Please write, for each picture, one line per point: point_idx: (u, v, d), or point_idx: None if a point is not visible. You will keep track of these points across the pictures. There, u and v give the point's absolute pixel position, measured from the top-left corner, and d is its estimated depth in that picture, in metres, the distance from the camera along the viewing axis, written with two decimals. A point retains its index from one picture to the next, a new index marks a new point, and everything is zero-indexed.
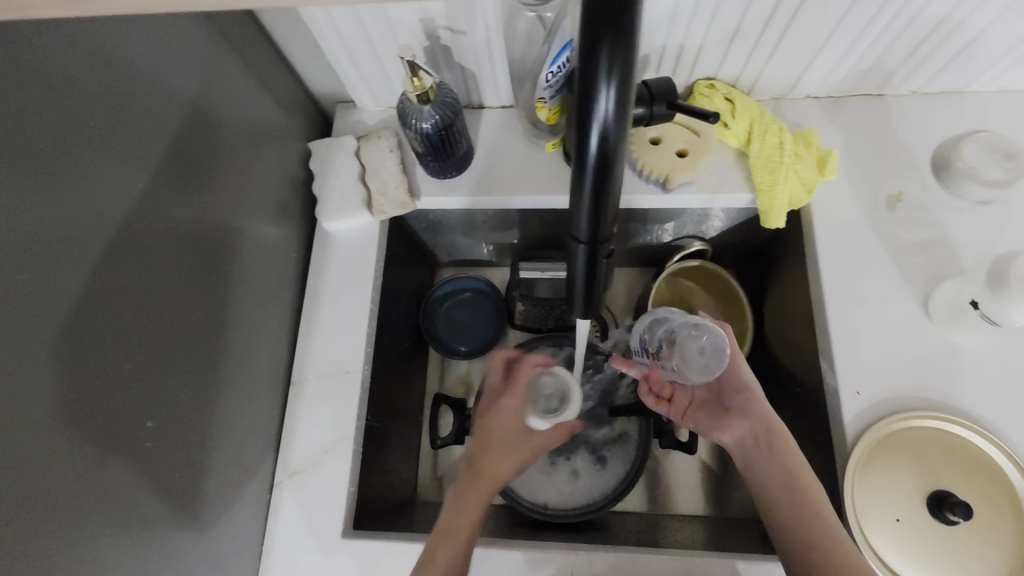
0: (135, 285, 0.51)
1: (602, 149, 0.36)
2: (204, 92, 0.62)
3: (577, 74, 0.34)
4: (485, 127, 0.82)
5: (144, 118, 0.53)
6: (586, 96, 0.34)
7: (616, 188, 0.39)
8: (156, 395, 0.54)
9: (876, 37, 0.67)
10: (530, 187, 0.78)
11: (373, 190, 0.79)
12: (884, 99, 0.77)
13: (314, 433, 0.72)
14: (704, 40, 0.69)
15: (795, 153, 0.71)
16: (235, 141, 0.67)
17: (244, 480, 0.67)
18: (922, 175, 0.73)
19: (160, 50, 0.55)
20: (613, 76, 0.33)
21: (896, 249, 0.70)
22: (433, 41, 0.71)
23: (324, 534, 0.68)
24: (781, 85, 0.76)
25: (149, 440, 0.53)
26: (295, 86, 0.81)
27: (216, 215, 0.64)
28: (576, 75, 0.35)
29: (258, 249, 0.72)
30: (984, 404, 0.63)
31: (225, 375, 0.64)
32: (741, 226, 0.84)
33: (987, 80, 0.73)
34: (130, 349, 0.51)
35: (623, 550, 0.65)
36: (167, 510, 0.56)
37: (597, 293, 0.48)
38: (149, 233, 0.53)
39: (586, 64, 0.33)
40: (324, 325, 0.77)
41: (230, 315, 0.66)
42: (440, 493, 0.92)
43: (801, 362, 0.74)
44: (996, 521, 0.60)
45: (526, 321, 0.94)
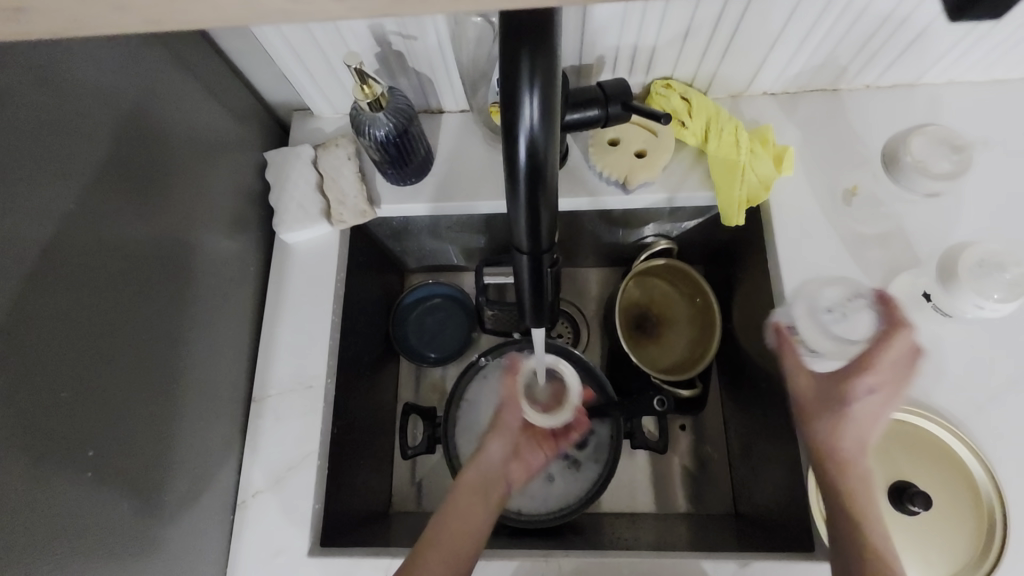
0: (73, 309, 0.49)
1: (532, 159, 0.35)
2: (144, 105, 0.59)
3: (499, 83, 0.34)
4: (445, 131, 0.81)
5: (75, 135, 0.51)
6: (511, 105, 0.33)
7: (551, 197, 0.38)
8: (103, 423, 0.52)
9: (826, 33, 0.67)
10: (491, 192, 0.78)
11: (332, 200, 0.78)
12: (839, 94, 0.78)
13: (278, 450, 0.71)
14: (657, 40, 0.68)
15: (752, 151, 0.71)
16: (183, 155, 0.65)
17: (206, 502, 0.66)
18: (877, 168, 0.74)
19: (89, 64, 0.53)
20: (535, 85, 0.32)
21: (853, 243, 0.70)
22: (385, 47, 0.69)
23: (291, 553, 0.67)
24: (737, 83, 0.76)
25: (97, 469, 0.51)
26: (248, 96, 0.79)
27: (164, 232, 0.62)
28: (500, 85, 0.34)
29: (213, 264, 0.70)
30: (941, 394, 0.64)
31: (180, 396, 0.63)
32: (705, 224, 0.84)
33: (937, 72, 0.74)
34: (69, 376, 0.49)
35: (594, 554, 0.64)
36: (120, 540, 0.54)
37: (545, 302, 0.47)
38: (85, 254, 0.51)
39: (507, 73, 0.32)
40: (286, 339, 0.76)
41: (184, 334, 0.64)
42: (414, 503, 0.91)
43: (766, 358, 0.75)
44: (957, 508, 0.61)
45: (496, 325, 0.94)
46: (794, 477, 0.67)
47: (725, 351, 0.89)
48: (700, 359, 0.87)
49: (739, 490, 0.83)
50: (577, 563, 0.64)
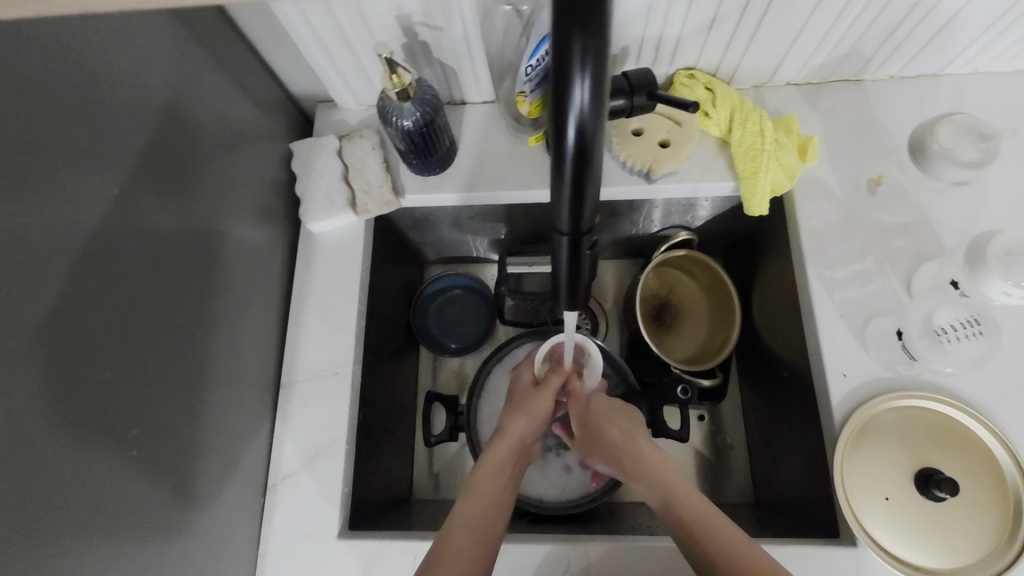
0: (115, 292, 0.51)
1: (580, 140, 0.36)
2: (179, 95, 0.61)
3: (550, 65, 0.35)
4: (468, 122, 0.82)
5: (116, 122, 0.52)
6: (562, 87, 0.35)
7: (596, 178, 0.39)
8: (141, 403, 0.54)
9: (851, 23, 0.67)
10: (515, 182, 0.78)
11: (357, 189, 0.79)
12: (863, 84, 0.78)
13: (306, 436, 0.72)
14: (683, 30, 0.69)
15: (776, 140, 0.71)
16: (214, 144, 0.67)
17: (236, 485, 0.67)
18: (902, 158, 0.73)
19: (129, 53, 0.54)
20: (588, 67, 0.33)
21: (877, 232, 0.70)
22: (412, 38, 0.70)
23: (319, 536, 0.68)
24: (761, 73, 0.76)
25: (136, 450, 0.53)
26: (274, 88, 0.80)
27: (197, 220, 0.63)
28: (551, 67, 0.35)
29: (242, 253, 0.71)
30: (966, 382, 0.64)
31: (211, 382, 0.64)
32: (726, 214, 0.84)
33: (962, 62, 0.74)
34: (111, 357, 0.50)
35: (617, 540, 0.65)
36: (158, 521, 0.55)
37: (582, 283, 0.49)
38: (127, 240, 0.52)
39: (560, 56, 0.33)
40: (312, 327, 0.77)
41: (215, 320, 0.65)
42: (435, 491, 0.92)
43: (787, 347, 0.75)
44: (983, 496, 0.61)
45: (516, 316, 0.94)
46: (816, 464, 0.67)
47: (745, 342, 0.90)
48: (718, 351, 0.87)
49: (758, 479, 0.84)
50: (602, 548, 0.65)
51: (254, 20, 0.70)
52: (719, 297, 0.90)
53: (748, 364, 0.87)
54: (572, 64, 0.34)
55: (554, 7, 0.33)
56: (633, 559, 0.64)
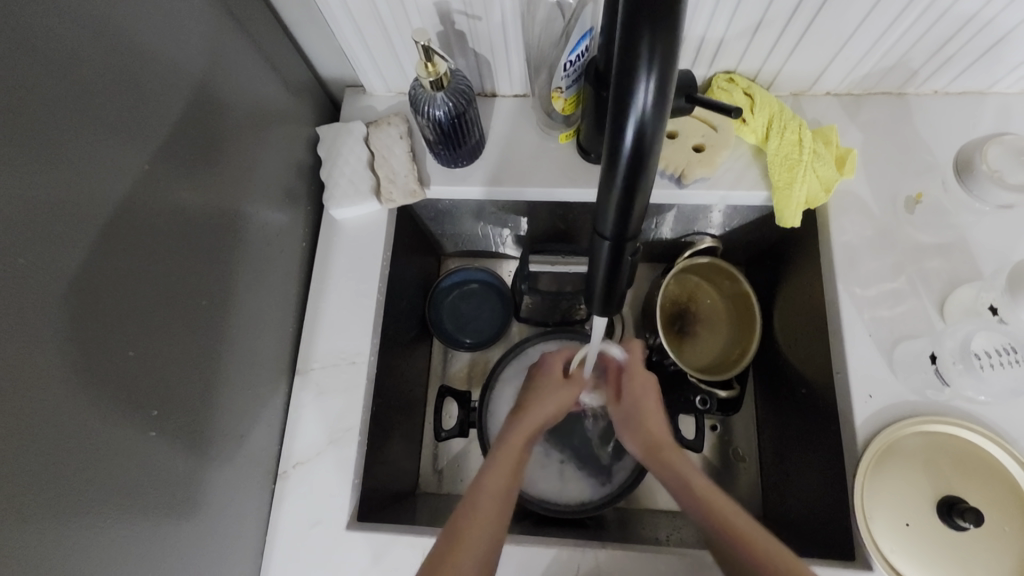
0: (140, 270, 0.50)
1: (638, 143, 0.35)
2: (210, 73, 0.60)
3: (615, 63, 0.34)
4: (497, 116, 0.81)
5: (149, 97, 0.51)
6: (626, 88, 0.34)
7: (649, 181, 0.38)
8: (159, 385, 0.53)
9: (902, 34, 0.65)
10: (542, 179, 0.77)
11: (383, 177, 0.78)
12: (905, 98, 0.76)
13: (318, 424, 0.72)
14: (726, 33, 0.67)
15: (814, 151, 0.70)
16: (242, 120, 0.66)
17: (246, 469, 0.66)
18: (943, 177, 0.72)
19: (166, 28, 0.53)
20: (654, 67, 0.33)
21: (912, 250, 0.69)
22: (448, 26, 0.69)
23: (327, 524, 0.68)
24: (801, 80, 0.74)
25: (154, 430, 0.52)
26: (304, 71, 0.79)
27: (221, 199, 0.62)
28: (614, 67, 0.35)
29: (264, 236, 0.70)
30: (996, 411, 0.62)
31: (227, 365, 0.63)
32: (754, 224, 0.83)
33: (1011, 81, 0.72)
34: (133, 336, 0.50)
35: (627, 549, 0.64)
36: (169, 503, 0.55)
37: (618, 290, 0.47)
38: (151, 216, 0.52)
39: (627, 54, 0.33)
40: (329, 315, 0.76)
41: (235, 303, 0.65)
42: (441, 485, 0.91)
43: (810, 364, 0.73)
44: (1007, 529, 0.60)
45: (532, 314, 0.93)
46: (834, 483, 0.66)
47: (764, 354, 0.88)
48: (739, 360, 0.86)
49: (769, 493, 0.82)
50: (612, 555, 0.64)
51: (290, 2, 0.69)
52: (740, 306, 0.89)
53: (766, 377, 0.86)
54: (639, 63, 0.34)
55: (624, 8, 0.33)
56: (643, 569, 0.63)
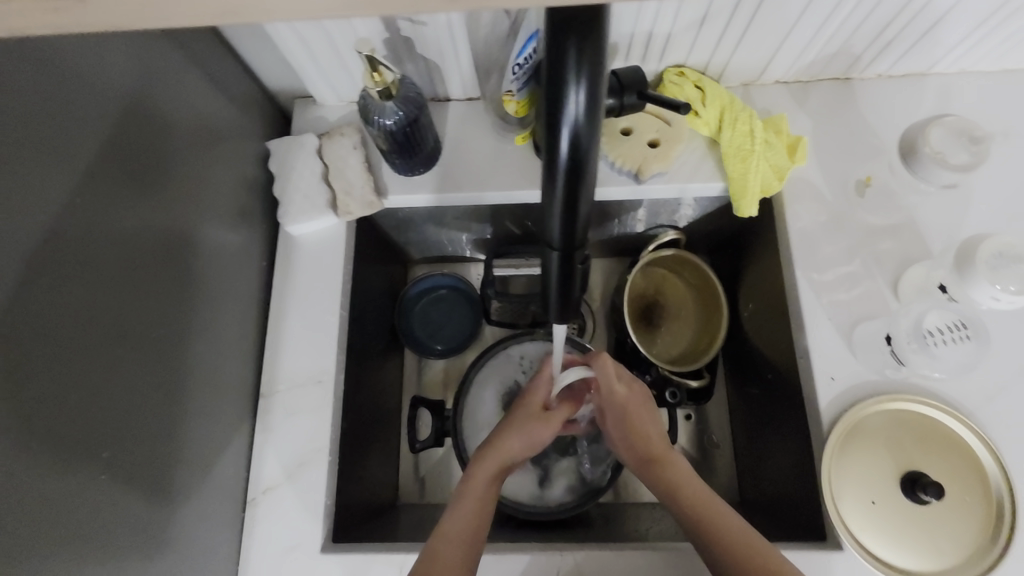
0: (80, 307, 0.48)
1: (573, 152, 0.35)
2: (147, 95, 0.57)
3: (544, 71, 0.34)
4: (452, 120, 0.79)
5: (78, 125, 0.49)
6: (556, 98, 0.34)
7: (589, 188, 0.38)
8: (111, 424, 0.51)
9: (843, 21, 0.66)
10: (501, 182, 0.76)
11: (338, 190, 0.76)
12: (851, 83, 0.77)
13: (287, 446, 0.70)
14: (673, 27, 0.67)
15: (766, 141, 0.71)
16: (185, 140, 0.63)
17: (213, 498, 0.65)
18: (889, 160, 0.73)
19: (88, 50, 0.50)
20: (582, 77, 0.33)
21: (866, 233, 0.70)
22: (393, 33, 0.68)
23: (303, 548, 0.66)
24: (749, 71, 0.75)
25: (105, 473, 0.50)
26: (249, 84, 0.77)
27: (170, 224, 0.60)
28: (544, 77, 0.34)
29: (218, 258, 0.68)
30: (951, 385, 0.64)
31: (186, 396, 0.61)
32: (714, 215, 0.83)
33: (949, 62, 0.74)
34: (78, 378, 0.47)
35: (607, 548, 0.65)
36: (131, 544, 0.53)
37: (574, 295, 0.47)
38: (89, 251, 0.49)
39: (554, 65, 0.33)
40: (291, 334, 0.74)
41: (192, 330, 0.63)
42: (421, 495, 0.90)
43: (775, 349, 0.75)
44: (968, 499, 0.62)
45: (502, 317, 0.93)
46: (803, 466, 0.67)
47: (732, 341, 0.89)
48: (707, 349, 0.87)
49: (745, 478, 0.84)
50: (592, 556, 0.64)
51: (242, 32, 0.70)
52: (706, 296, 0.90)
53: (735, 365, 0.87)
54: (567, 73, 0.33)
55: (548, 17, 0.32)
56: (623, 567, 0.64)
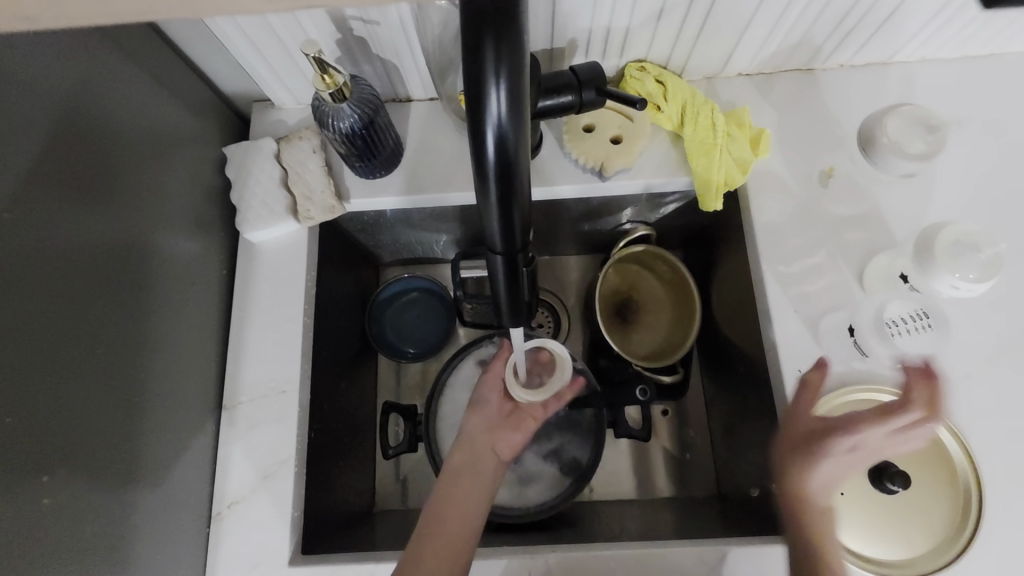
0: (14, 327, 0.46)
1: (501, 153, 0.34)
2: (88, 104, 0.56)
3: (463, 73, 0.33)
4: (414, 120, 0.78)
5: (6, 138, 0.47)
6: (477, 98, 0.33)
7: (523, 190, 0.37)
8: (56, 445, 0.49)
9: (800, 12, 0.66)
10: (465, 183, 0.75)
11: (298, 195, 0.75)
12: (814, 73, 0.77)
13: (251, 459, 0.69)
14: (631, 22, 0.66)
15: (727, 134, 0.70)
16: (134, 148, 0.61)
17: (175, 515, 0.63)
18: (853, 150, 0.73)
19: (17, 58, 0.48)
20: (502, 76, 0.32)
21: (831, 224, 0.70)
22: (346, 33, 0.66)
23: (270, 562, 0.65)
24: (712, 63, 0.75)
25: (48, 496, 0.48)
26: (203, 88, 0.75)
27: (120, 237, 0.58)
28: (464, 78, 0.34)
29: (174, 269, 0.66)
30: None
31: (142, 413, 0.59)
32: (683, 209, 0.83)
33: (910, 50, 0.74)
34: (16, 399, 0.46)
35: (580, 548, 0.64)
36: (82, 569, 0.51)
37: (523, 299, 0.46)
38: (22, 267, 0.47)
39: (473, 64, 0.32)
40: (255, 344, 0.73)
41: (147, 345, 0.61)
42: (397, 502, 0.89)
43: (745, 343, 0.75)
44: (934, 483, 0.62)
45: (475, 318, 0.92)
46: (773, 459, 0.67)
47: (705, 335, 0.89)
48: (681, 343, 0.86)
49: (721, 472, 0.83)
50: (565, 558, 0.64)
51: (191, 36, 0.68)
52: (678, 290, 0.89)
53: (709, 359, 0.87)
54: (487, 73, 0.32)
55: (464, 14, 0.31)
56: (596, 568, 0.63)
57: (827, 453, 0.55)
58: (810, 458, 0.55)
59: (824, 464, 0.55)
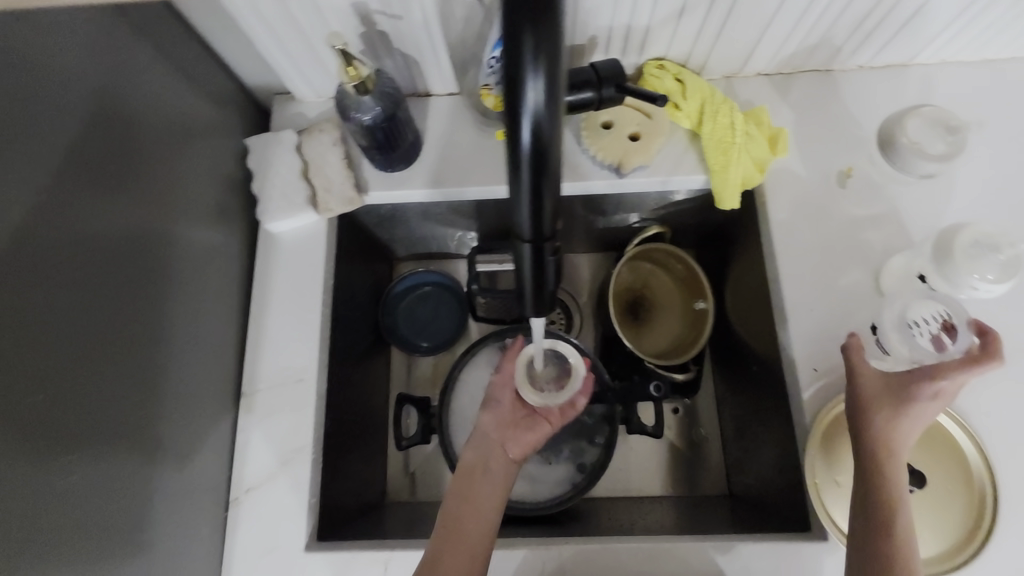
0: (46, 308, 0.47)
1: (536, 142, 0.35)
2: (118, 92, 0.57)
3: (502, 63, 0.34)
4: (434, 115, 0.79)
5: (41, 122, 0.48)
6: (514, 88, 0.34)
7: (555, 180, 0.38)
8: (82, 424, 0.50)
9: (821, 12, 0.66)
10: (483, 177, 0.76)
11: (318, 186, 0.76)
12: (833, 74, 0.77)
13: (268, 445, 0.70)
14: (651, 19, 0.67)
15: (747, 133, 0.70)
16: (159, 136, 0.62)
17: (193, 499, 0.64)
18: (872, 151, 0.73)
19: (52, 45, 0.49)
20: (540, 66, 0.33)
21: (848, 225, 0.70)
22: (369, 27, 0.67)
23: (286, 547, 0.66)
24: (731, 63, 0.75)
25: (75, 474, 0.49)
26: (226, 80, 0.76)
27: (144, 224, 0.59)
28: (502, 68, 0.34)
29: (195, 257, 0.67)
30: None
31: (163, 397, 0.61)
32: (698, 208, 0.83)
33: (931, 51, 0.74)
34: (46, 378, 0.47)
35: (593, 542, 0.64)
36: (104, 548, 0.52)
37: (548, 289, 0.47)
38: (54, 250, 0.48)
39: (511, 54, 0.33)
40: (273, 333, 0.74)
41: (169, 331, 0.62)
42: (408, 493, 0.90)
43: (759, 342, 0.75)
44: (950, 485, 0.62)
45: (489, 313, 0.93)
46: (787, 457, 0.67)
47: (718, 334, 0.89)
48: (694, 341, 0.86)
49: (733, 471, 0.84)
50: (578, 550, 0.64)
51: (216, 28, 0.69)
52: (692, 289, 0.89)
53: (722, 358, 0.87)
54: (524, 63, 0.33)
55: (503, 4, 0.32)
56: (608, 561, 0.64)
57: (918, 399, 0.55)
58: (899, 410, 0.55)
59: (916, 409, 0.55)
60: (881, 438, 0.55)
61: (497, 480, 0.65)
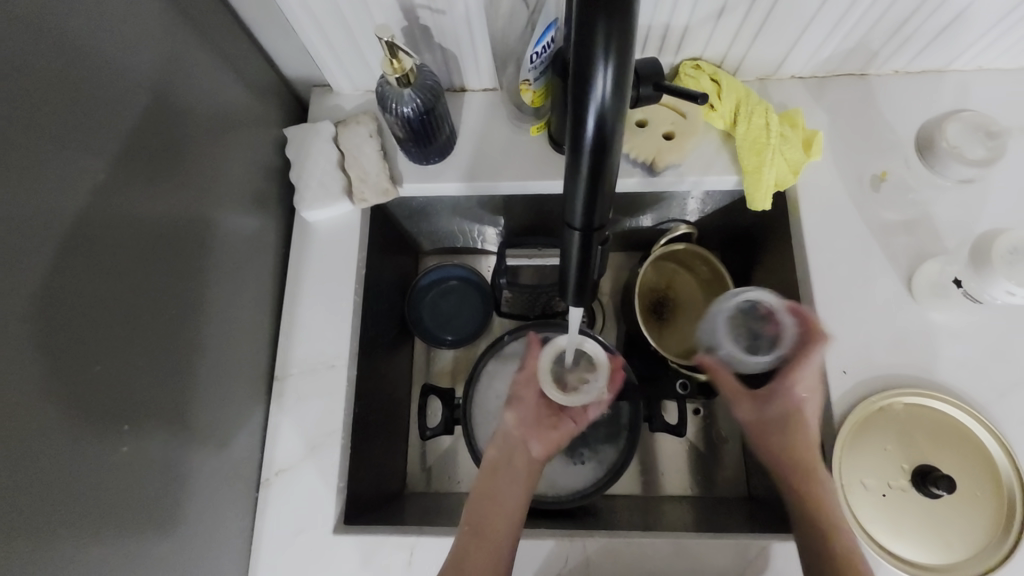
0: (103, 281, 0.49)
1: (599, 131, 0.37)
2: (172, 78, 0.59)
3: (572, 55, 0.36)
4: (468, 110, 0.80)
5: (105, 103, 0.50)
6: (583, 78, 0.36)
7: (612, 170, 0.39)
8: (130, 396, 0.52)
9: (861, 16, 0.66)
10: (515, 172, 0.77)
11: (354, 177, 0.77)
12: (868, 79, 0.77)
13: (298, 429, 0.71)
14: (690, 20, 0.67)
15: (781, 135, 0.71)
16: (206, 123, 0.64)
17: (226, 478, 0.66)
18: (905, 155, 0.73)
19: (120, 31, 0.52)
20: (610, 59, 0.35)
21: (881, 228, 0.70)
22: (412, 21, 0.68)
23: (314, 529, 0.67)
24: (767, 64, 0.75)
25: (125, 444, 0.51)
26: (267, 71, 0.78)
27: (190, 206, 0.61)
28: (572, 60, 0.37)
29: (234, 242, 0.69)
30: (962, 379, 0.64)
31: (201, 376, 0.62)
32: (727, 209, 0.83)
33: (968, 58, 0.74)
34: (101, 349, 0.48)
35: (618, 535, 0.65)
36: (147, 520, 0.54)
37: (591, 280, 0.48)
38: (111, 227, 0.50)
39: (584, 45, 0.35)
40: (305, 319, 0.75)
41: (209, 312, 0.64)
42: (428, 484, 0.91)
43: None
44: (978, 492, 0.62)
45: (513, 308, 0.93)
46: None
47: None
48: None
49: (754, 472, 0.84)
50: (602, 543, 0.64)
51: (262, 20, 0.71)
52: (717, 290, 0.89)
53: None
54: (595, 56, 0.35)
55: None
56: (633, 554, 0.64)
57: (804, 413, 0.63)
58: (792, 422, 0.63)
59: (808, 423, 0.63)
60: (782, 455, 0.62)
61: (520, 476, 0.67)
